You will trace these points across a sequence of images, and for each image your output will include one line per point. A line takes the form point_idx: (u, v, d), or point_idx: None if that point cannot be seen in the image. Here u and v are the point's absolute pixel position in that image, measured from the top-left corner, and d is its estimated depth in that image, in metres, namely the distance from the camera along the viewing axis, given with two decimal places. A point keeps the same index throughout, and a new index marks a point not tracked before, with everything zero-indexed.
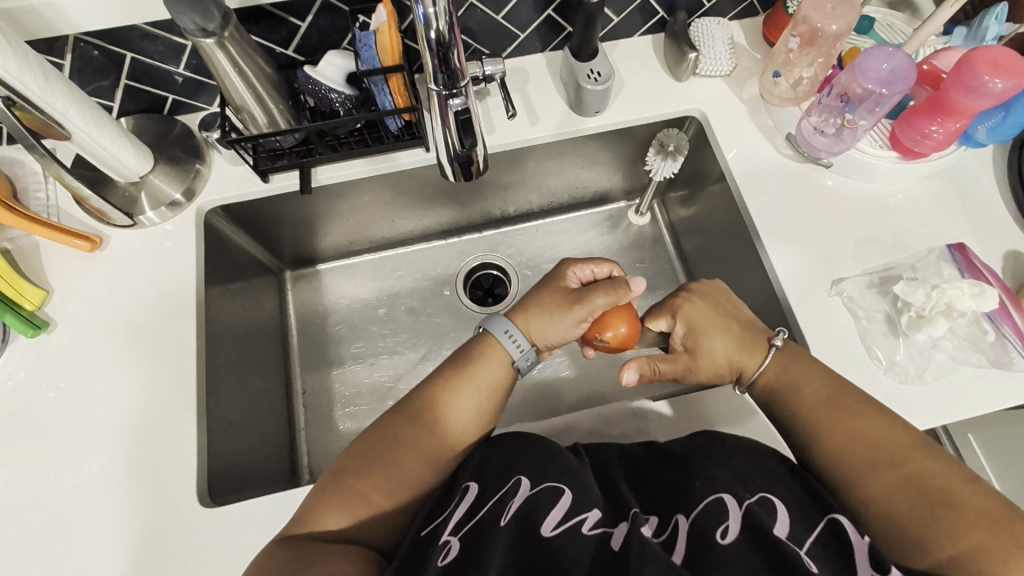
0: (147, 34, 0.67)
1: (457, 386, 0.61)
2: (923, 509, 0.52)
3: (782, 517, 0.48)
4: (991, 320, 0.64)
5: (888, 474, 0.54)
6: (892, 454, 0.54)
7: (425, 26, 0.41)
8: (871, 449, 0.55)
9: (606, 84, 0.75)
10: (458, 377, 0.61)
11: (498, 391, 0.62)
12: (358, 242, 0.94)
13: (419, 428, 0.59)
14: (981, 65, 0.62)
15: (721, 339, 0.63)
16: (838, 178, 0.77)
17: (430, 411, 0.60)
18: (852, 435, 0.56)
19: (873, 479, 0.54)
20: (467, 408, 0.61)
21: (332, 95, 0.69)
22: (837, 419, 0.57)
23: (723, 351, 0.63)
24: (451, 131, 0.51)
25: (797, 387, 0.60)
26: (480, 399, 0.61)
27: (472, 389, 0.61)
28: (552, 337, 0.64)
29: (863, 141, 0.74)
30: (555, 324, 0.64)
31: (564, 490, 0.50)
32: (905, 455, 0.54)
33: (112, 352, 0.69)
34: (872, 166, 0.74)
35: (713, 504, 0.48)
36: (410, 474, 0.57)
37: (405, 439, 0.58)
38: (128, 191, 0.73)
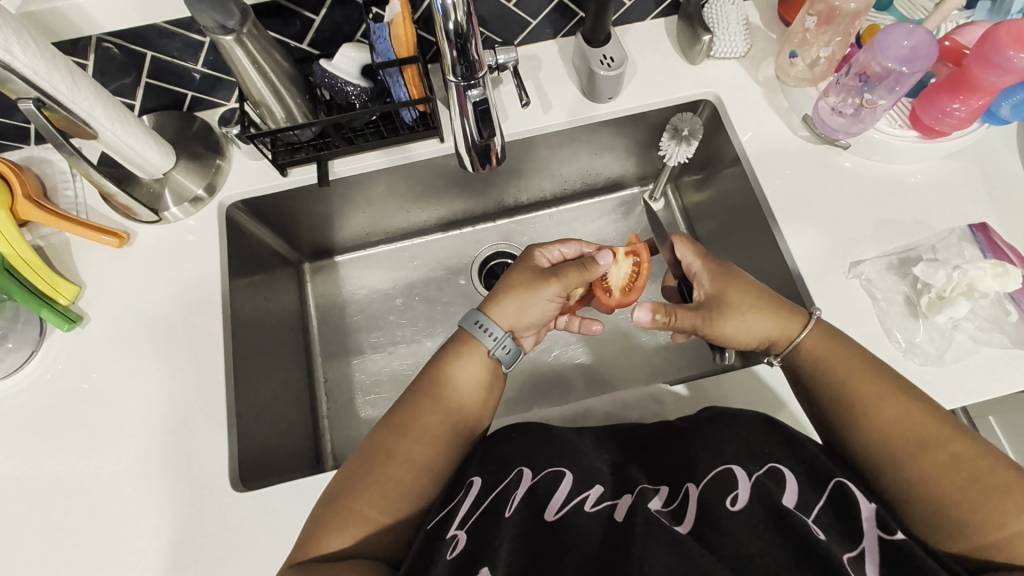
0: (166, 32, 0.68)
1: (441, 391, 0.61)
2: (952, 489, 0.51)
3: (790, 487, 0.48)
4: (1015, 300, 0.64)
5: (922, 463, 0.53)
6: (919, 437, 0.54)
7: (443, 17, 0.42)
8: (902, 436, 0.55)
9: (618, 69, 0.75)
10: (441, 381, 0.62)
11: (482, 390, 0.63)
12: (374, 234, 0.96)
13: (408, 438, 0.59)
14: (1005, 40, 0.60)
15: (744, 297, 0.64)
16: (857, 159, 0.76)
17: (419, 419, 0.60)
18: (875, 420, 0.56)
19: (907, 467, 0.53)
20: (453, 410, 0.61)
21: (348, 88, 0.70)
22: (865, 403, 0.57)
23: (754, 322, 0.62)
24: (469, 121, 0.51)
25: (825, 373, 0.60)
26: (465, 400, 0.62)
27: (455, 392, 0.62)
28: (519, 319, 0.65)
29: (882, 121, 0.73)
30: (532, 299, 0.65)
31: (565, 473, 0.52)
32: (937, 443, 0.54)
33: (143, 343, 0.71)
34: (891, 146, 0.73)
35: (723, 474, 0.49)
36: (405, 484, 0.57)
37: (394, 452, 0.58)
38: (152, 188, 0.75)
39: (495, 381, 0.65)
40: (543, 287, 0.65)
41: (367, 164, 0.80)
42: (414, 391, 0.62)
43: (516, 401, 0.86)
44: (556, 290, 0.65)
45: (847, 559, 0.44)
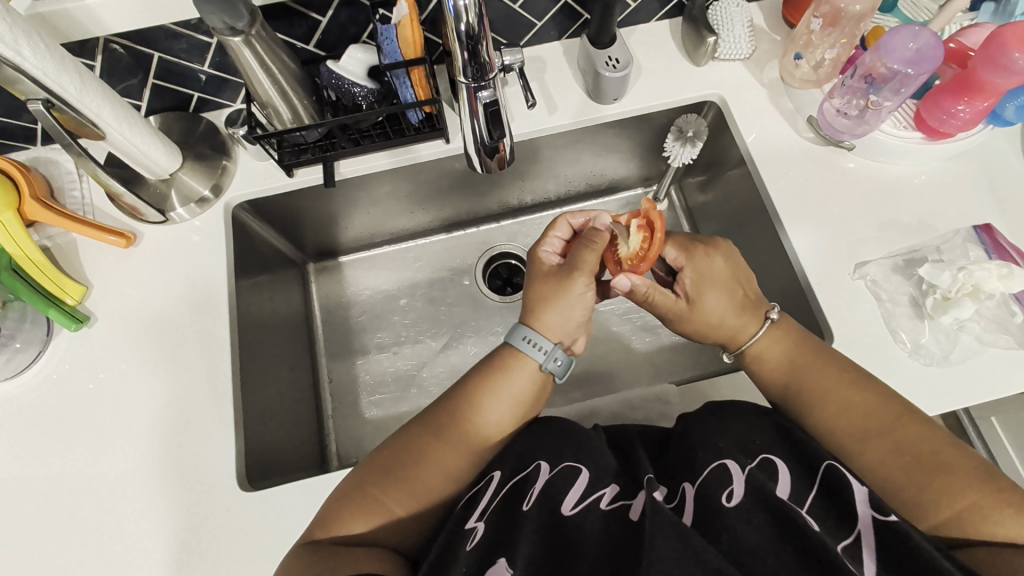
0: (173, 33, 0.68)
1: (487, 401, 0.60)
2: (914, 474, 0.51)
3: (783, 478, 0.48)
4: (1020, 301, 0.63)
5: (883, 442, 0.53)
6: (882, 423, 0.54)
7: (456, 18, 0.42)
8: (866, 417, 0.55)
9: (624, 70, 0.75)
10: (480, 394, 0.60)
11: (526, 408, 0.61)
12: (378, 234, 0.96)
13: (443, 442, 0.58)
14: (1011, 42, 0.61)
15: (720, 296, 0.62)
16: (861, 160, 0.76)
17: (461, 424, 0.59)
18: (839, 404, 0.56)
19: (866, 449, 0.54)
20: (495, 425, 0.60)
21: (355, 89, 0.71)
22: (828, 388, 0.57)
23: (724, 310, 0.62)
24: (479, 122, 0.52)
25: (787, 359, 0.61)
26: (509, 417, 0.60)
27: (500, 406, 0.60)
28: (568, 324, 0.62)
29: (888, 122, 0.73)
30: (571, 304, 0.62)
31: (581, 470, 0.52)
32: (898, 423, 0.54)
33: (150, 344, 0.71)
34: (896, 147, 0.73)
35: (718, 469, 0.49)
36: (433, 488, 0.57)
37: (429, 453, 0.58)
38: (158, 188, 0.75)
39: (537, 402, 0.63)
40: (569, 286, 0.62)
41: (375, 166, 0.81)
42: (461, 396, 0.61)
43: None
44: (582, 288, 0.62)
45: (841, 549, 0.44)
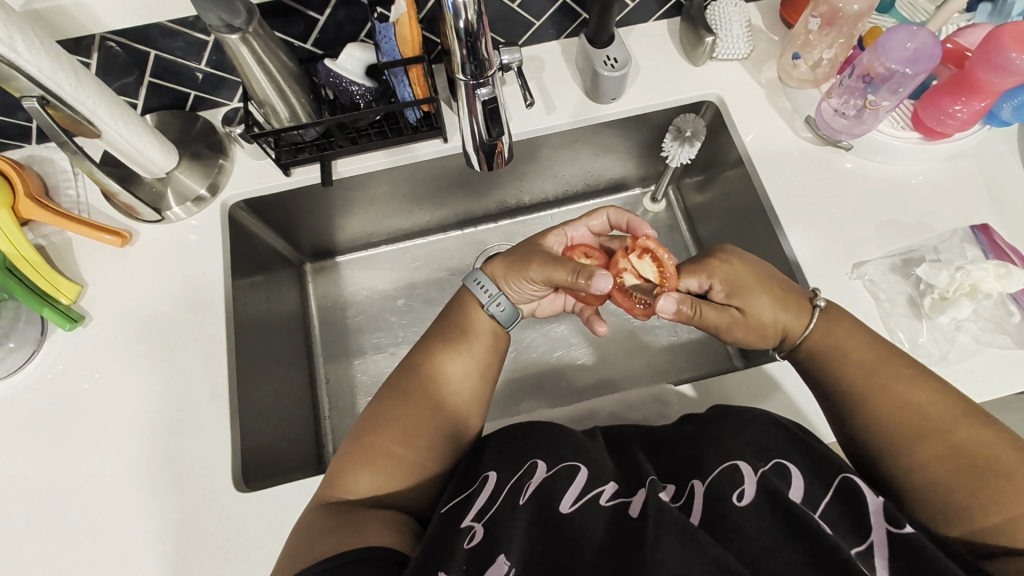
0: (170, 30, 0.68)
1: (449, 342, 0.64)
2: (969, 475, 0.50)
3: (796, 483, 0.48)
4: (1017, 302, 0.64)
5: (938, 441, 0.52)
6: (939, 421, 0.53)
7: (454, 15, 0.42)
8: (924, 417, 0.54)
9: (623, 70, 0.75)
10: (449, 340, 0.65)
11: (489, 342, 0.66)
12: (376, 234, 0.96)
13: (426, 387, 0.61)
14: (1008, 42, 0.61)
15: (765, 299, 0.62)
16: (858, 160, 0.76)
17: (435, 366, 0.63)
18: (896, 400, 0.55)
19: (919, 447, 0.53)
20: (467, 361, 0.64)
21: (352, 88, 0.70)
22: (885, 382, 0.56)
23: (772, 309, 0.62)
24: (478, 120, 0.51)
25: (841, 351, 0.59)
26: (475, 350, 0.65)
27: (464, 344, 0.64)
28: (518, 291, 0.69)
29: (885, 122, 0.73)
30: (517, 281, 0.67)
31: (580, 468, 0.51)
32: (954, 424, 0.53)
33: (146, 343, 0.71)
34: (893, 147, 0.73)
35: (732, 470, 0.48)
36: (429, 431, 0.59)
37: (414, 399, 0.60)
38: (154, 187, 0.75)
39: (499, 338, 0.67)
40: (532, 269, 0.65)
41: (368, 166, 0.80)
42: (427, 345, 0.65)
43: (518, 402, 0.86)
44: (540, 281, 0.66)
45: (854, 555, 0.44)
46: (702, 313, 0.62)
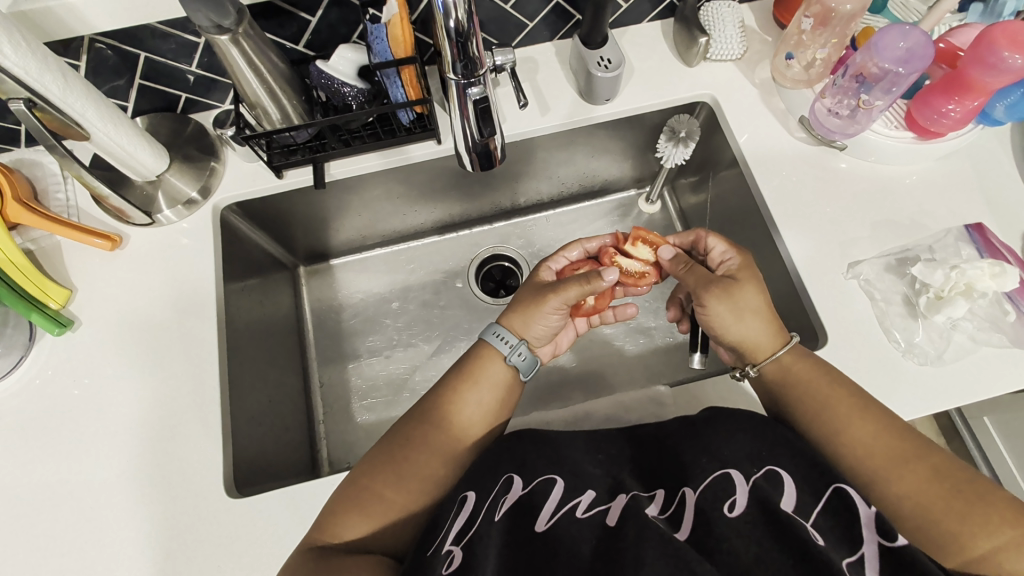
0: (159, 32, 0.67)
1: (462, 395, 0.63)
2: (947, 506, 0.53)
3: (787, 490, 0.48)
4: (1012, 300, 0.63)
5: (911, 473, 0.55)
6: (904, 453, 0.56)
7: (444, 14, 0.42)
8: (879, 453, 0.57)
9: (616, 71, 0.75)
10: (461, 385, 0.63)
11: (502, 394, 0.64)
12: (370, 237, 0.95)
13: (432, 438, 0.60)
14: (1000, 40, 0.61)
15: (753, 297, 0.64)
16: (853, 160, 0.76)
17: (441, 413, 0.62)
18: (862, 437, 0.57)
19: (897, 481, 0.55)
20: (474, 414, 0.62)
21: (344, 89, 0.69)
22: (852, 420, 0.58)
23: (756, 305, 0.64)
24: (469, 121, 0.51)
25: (803, 390, 0.61)
26: (485, 403, 0.63)
27: (475, 397, 0.63)
28: (532, 331, 0.67)
29: (878, 122, 0.73)
30: (540, 315, 0.66)
31: (557, 481, 0.52)
32: (920, 454, 0.56)
33: (136, 349, 0.70)
34: (887, 147, 0.73)
35: (721, 479, 0.48)
36: (424, 483, 0.59)
37: (416, 445, 0.60)
38: (145, 190, 0.74)
39: (513, 389, 0.65)
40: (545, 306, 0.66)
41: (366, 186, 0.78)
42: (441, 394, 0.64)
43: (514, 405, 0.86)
44: (556, 312, 0.66)
45: (847, 565, 0.43)
46: (689, 271, 0.68)
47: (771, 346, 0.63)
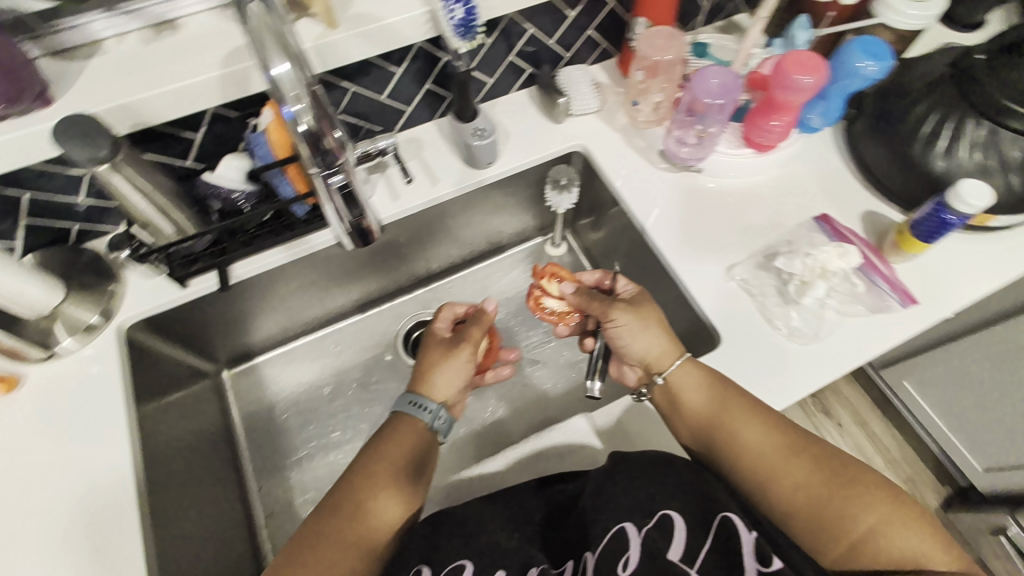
0: (42, 172, 0.69)
1: (381, 452, 0.64)
2: (825, 499, 0.60)
3: (677, 535, 0.55)
4: (862, 274, 0.72)
5: (795, 474, 0.62)
6: (789, 456, 0.63)
7: (294, 121, 0.47)
8: (771, 459, 0.63)
9: (491, 138, 0.83)
10: (374, 467, 0.62)
11: (420, 439, 0.66)
12: (292, 328, 0.96)
13: (347, 533, 0.59)
14: (790, 68, 0.73)
15: (653, 312, 0.73)
16: (716, 179, 0.86)
17: (355, 503, 0.60)
18: (753, 448, 0.64)
19: (787, 483, 0.62)
20: (400, 468, 0.63)
21: (234, 195, 0.74)
22: (743, 433, 0.65)
23: (659, 321, 0.73)
24: (337, 204, 0.56)
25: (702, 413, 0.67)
26: (407, 450, 0.65)
27: (394, 448, 0.64)
28: (442, 381, 0.70)
29: (722, 144, 0.84)
30: (456, 365, 0.71)
31: (468, 566, 0.57)
32: (801, 452, 0.63)
33: (42, 492, 0.66)
34: (735, 164, 0.84)
35: (618, 534, 0.55)
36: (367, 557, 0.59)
37: (331, 543, 0.58)
38: (41, 325, 0.73)
39: (429, 457, 0.67)
40: (457, 354, 0.72)
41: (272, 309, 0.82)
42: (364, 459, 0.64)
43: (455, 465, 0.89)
44: (464, 357, 0.72)
45: None
46: (592, 297, 0.78)
47: (672, 355, 0.70)
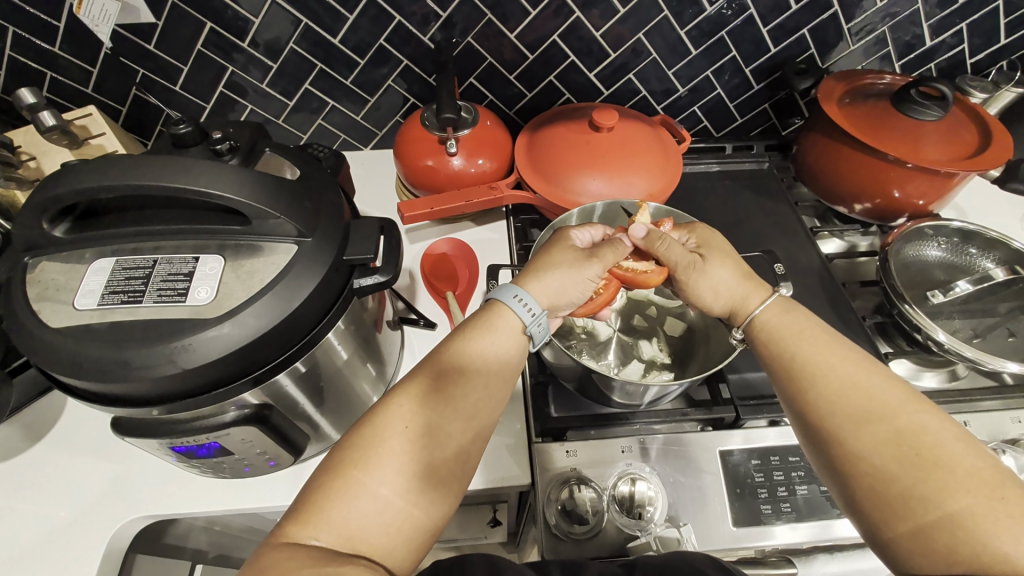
0: None
1: (824, 366, 0.42)
2: (994, 505, 0.33)
3: None
4: None
5: (927, 472, 0.35)
6: (913, 446, 0.36)
7: None
8: (884, 437, 0.37)
9: None
10: (804, 368, 0.42)
11: (822, 330, 0.45)
12: None
13: (799, 425, 0.42)
14: None
15: (723, 268, 0.50)
16: (414, 472, 0.36)
17: (802, 402, 0.42)
18: (865, 431, 0.38)
19: (930, 494, 0.34)
20: (846, 378, 0.41)
21: None
22: (859, 420, 0.38)
23: (729, 281, 0.50)
24: None
25: (857, 422, 0.38)
26: (847, 364, 0.41)
27: (842, 379, 0.41)
28: (736, 285, 0.50)
29: (379, 485, 0.35)
30: (757, 291, 0.49)
31: None
32: (937, 433, 0.37)
33: None
34: (414, 460, 0.37)
35: None
36: (939, 425, 0.37)
37: (823, 432, 0.40)
38: None
39: (845, 344, 0.43)
40: (579, 264, 0.47)
41: (589, 285, 0.48)
42: (781, 385, 0.44)
43: None
44: (602, 270, 0.48)
45: None
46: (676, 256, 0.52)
47: (757, 292, 0.49)
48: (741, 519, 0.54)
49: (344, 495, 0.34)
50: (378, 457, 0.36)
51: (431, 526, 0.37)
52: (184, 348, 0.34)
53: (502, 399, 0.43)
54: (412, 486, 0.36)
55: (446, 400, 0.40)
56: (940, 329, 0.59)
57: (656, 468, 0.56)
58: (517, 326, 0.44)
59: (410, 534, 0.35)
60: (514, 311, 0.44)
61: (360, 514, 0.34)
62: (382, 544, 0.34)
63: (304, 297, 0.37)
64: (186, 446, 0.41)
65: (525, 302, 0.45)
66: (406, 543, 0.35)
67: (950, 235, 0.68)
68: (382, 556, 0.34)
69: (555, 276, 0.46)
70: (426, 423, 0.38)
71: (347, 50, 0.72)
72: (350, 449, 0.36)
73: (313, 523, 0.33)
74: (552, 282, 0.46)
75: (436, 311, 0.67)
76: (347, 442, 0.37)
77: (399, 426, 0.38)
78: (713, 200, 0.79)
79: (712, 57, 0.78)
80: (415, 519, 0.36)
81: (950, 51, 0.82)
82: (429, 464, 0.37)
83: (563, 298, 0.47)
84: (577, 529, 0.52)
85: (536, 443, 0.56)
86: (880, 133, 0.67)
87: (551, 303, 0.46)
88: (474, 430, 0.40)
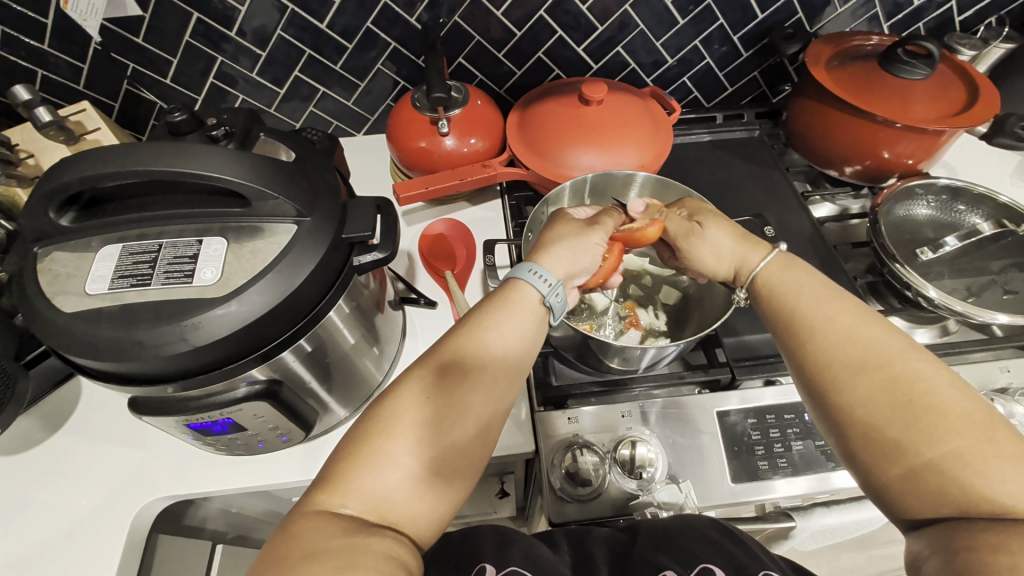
0: None
1: (824, 321, 0.43)
2: (983, 449, 0.34)
3: None
4: None
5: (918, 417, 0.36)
6: (906, 392, 0.37)
7: None
8: (877, 385, 0.38)
9: None
10: (806, 324, 0.43)
11: (824, 286, 0.46)
12: None
13: (799, 378, 0.43)
14: None
15: (720, 229, 0.53)
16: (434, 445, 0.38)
17: (802, 355, 0.43)
18: (860, 379, 0.39)
19: (920, 439, 0.35)
20: (846, 330, 0.41)
21: None
22: (855, 370, 0.39)
23: (730, 241, 0.52)
24: None
25: (852, 372, 0.39)
26: (846, 319, 0.42)
27: (840, 332, 0.41)
28: (734, 247, 0.52)
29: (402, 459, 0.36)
30: (757, 249, 0.51)
31: None
32: (931, 380, 0.37)
33: None
34: (434, 432, 0.38)
35: None
36: (932, 372, 0.38)
37: (821, 383, 0.41)
38: None
39: (846, 299, 0.44)
40: (584, 234, 0.50)
41: (595, 252, 0.51)
42: (783, 340, 0.45)
43: None
44: (603, 234, 0.51)
45: None
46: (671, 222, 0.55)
47: (756, 249, 0.51)
48: (739, 475, 0.56)
49: (369, 464, 0.36)
50: (399, 429, 0.37)
51: (452, 494, 0.38)
52: (193, 326, 0.35)
53: (521, 375, 0.44)
54: (433, 457, 0.37)
55: (465, 375, 0.41)
56: (929, 286, 0.60)
57: (655, 432, 0.57)
58: (536, 300, 0.46)
59: (433, 502, 0.37)
60: (531, 283, 0.46)
61: (385, 484, 0.35)
62: (408, 511, 0.36)
63: (306, 272, 0.38)
64: (202, 423, 0.43)
65: (540, 276, 0.47)
66: (424, 509, 0.37)
67: (938, 193, 0.69)
68: (406, 523, 0.36)
69: (563, 248, 0.49)
70: (445, 397, 0.39)
71: (334, 35, 0.72)
72: (373, 422, 0.38)
73: (340, 492, 0.35)
74: (561, 254, 0.49)
75: (436, 290, 0.69)
76: (371, 416, 0.38)
77: (412, 397, 0.39)
78: (706, 169, 0.80)
79: (699, 26, 0.78)
80: (436, 487, 0.37)
81: (938, 10, 0.82)
82: (451, 436, 0.38)
83: (576, 266, 0.49)
84: (581, 491, 0.54)
85: (539, 413, 0.58)
86: (863, 91, 0.68)
87: (565, 274, 0.49)
88: (494, 403, 0.41)
